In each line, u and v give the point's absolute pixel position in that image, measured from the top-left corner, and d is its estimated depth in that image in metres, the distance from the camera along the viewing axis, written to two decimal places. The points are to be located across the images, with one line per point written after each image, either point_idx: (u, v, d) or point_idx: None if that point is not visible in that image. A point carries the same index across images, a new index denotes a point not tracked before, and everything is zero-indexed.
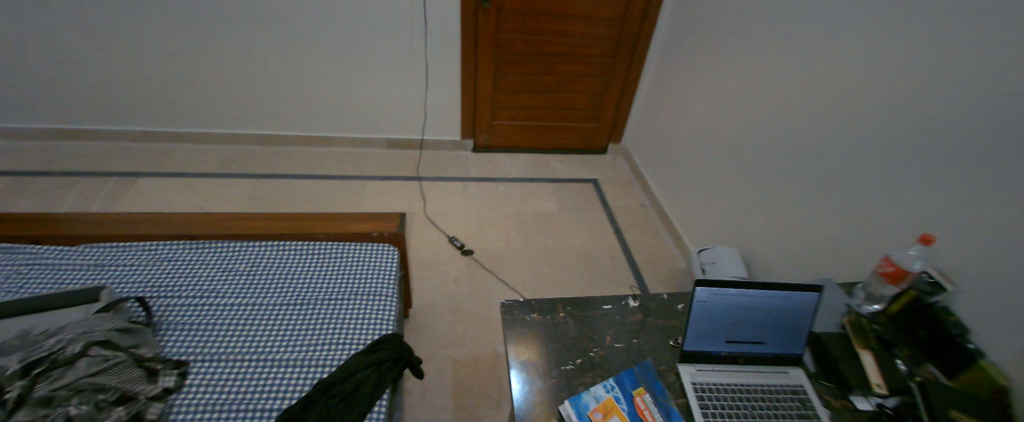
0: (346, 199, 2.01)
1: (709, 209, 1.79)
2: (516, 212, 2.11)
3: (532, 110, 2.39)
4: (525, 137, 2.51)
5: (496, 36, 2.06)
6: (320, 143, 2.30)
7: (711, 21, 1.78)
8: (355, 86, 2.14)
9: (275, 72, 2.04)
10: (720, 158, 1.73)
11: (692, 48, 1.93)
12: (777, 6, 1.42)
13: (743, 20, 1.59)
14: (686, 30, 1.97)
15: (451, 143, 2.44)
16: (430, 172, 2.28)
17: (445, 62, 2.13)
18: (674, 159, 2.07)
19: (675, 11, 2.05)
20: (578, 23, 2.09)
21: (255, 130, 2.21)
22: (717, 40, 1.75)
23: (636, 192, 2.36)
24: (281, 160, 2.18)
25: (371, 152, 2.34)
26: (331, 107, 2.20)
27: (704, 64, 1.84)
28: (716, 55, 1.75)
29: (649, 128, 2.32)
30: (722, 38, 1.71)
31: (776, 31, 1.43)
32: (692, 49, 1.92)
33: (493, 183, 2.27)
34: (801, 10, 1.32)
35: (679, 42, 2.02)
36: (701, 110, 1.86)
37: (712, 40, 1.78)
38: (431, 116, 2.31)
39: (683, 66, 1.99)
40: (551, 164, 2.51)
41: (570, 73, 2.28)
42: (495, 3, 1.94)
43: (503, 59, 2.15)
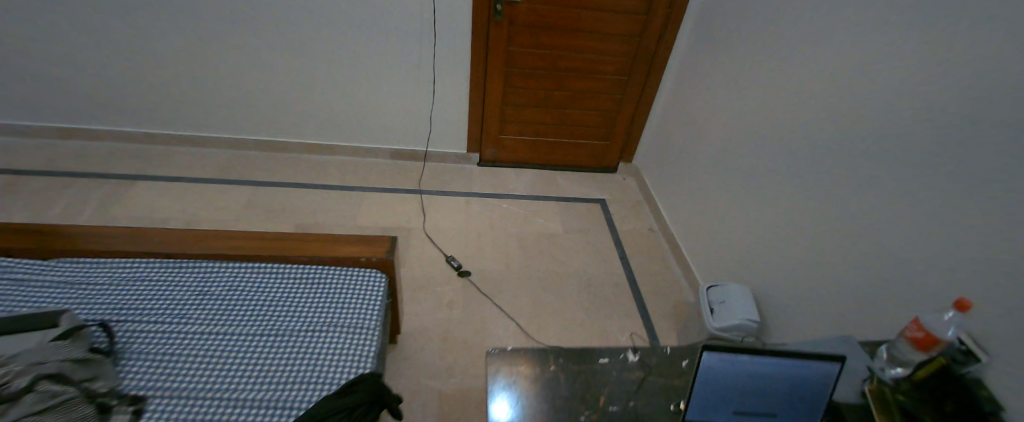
0: (343, 211, 1.95)
1: (721, 241, 1.69)
2: (518, 232, 2.02)
3: (540, 125, 2.32)
4: (532, 153, 2.43)
5: (507, 49, 2.00)
6: (323, 151, 2.25)
7: (730, 43, 1.70)
8: (360, 94, 2.09)
9: (279, 77, 2.00)
10: (735, 188, 1.63)
11: (709, 69, 1.84)
12: (800, 31, 1.33)
13: (764, 44, 1.50)
14: (704, 51, 1.88)
15: (456, 155, 2.37)
16: (433, 185, 2.21)
17: (452, 73, 2.07)
18: (687, 184, 1.97)
19: (694, 30, 1.96)
20: (592, 39, 2.01)
21: (257, 136, 2.17)
22: (735, 63, 1.66)
23: (645, 216, 2.27)
24: (281, 168, 2.13)
25: (374, 163, 2.29)
26: (335, 115, 2.15)
27: (720, 87, 1.75)
28: (734, 79, 1.66)
29: (662, 149, 2.22)
30: (741, 62, 1.62)
31: (798, 57, 1.34)
32: (709, 70, 1.83)
33: (497, 199, 2.20)
34: (825, 37, 1.23)
35: (696, 63, 1.93)
36: (716, 136, 1.76)
37: (731, 62, 1.69)
38: (436, 127, 2.25)
39: (699, 87, 1.90)
40: (558, 182, 2.42)
41: (582, 90, 2.20)
42: (507, 15, 1.88)
43: (513, 73, 2.09)
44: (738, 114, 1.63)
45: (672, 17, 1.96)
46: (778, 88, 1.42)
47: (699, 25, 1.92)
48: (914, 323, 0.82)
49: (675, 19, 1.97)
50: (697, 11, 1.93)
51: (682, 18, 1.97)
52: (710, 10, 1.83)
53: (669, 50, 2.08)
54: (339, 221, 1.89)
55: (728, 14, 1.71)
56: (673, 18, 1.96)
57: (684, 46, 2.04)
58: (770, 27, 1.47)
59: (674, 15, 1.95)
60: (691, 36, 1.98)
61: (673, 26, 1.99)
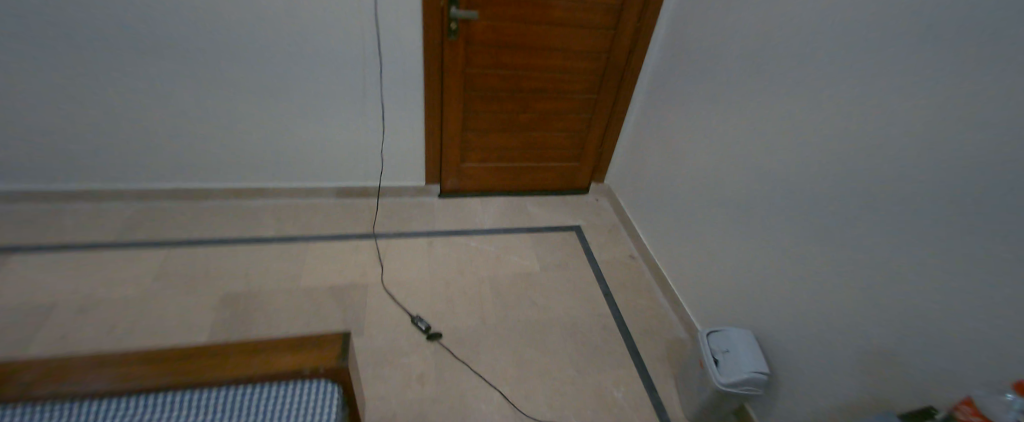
0: (285, 269, 1.65)
1: (714, 273, 1.58)
2: (492, 275, 1.81)
3: (505, 151, 2.12)
4: (498, 179, 2.23)
5: (465, 72, 1.78)
6: (255, 195, 1.92)
7: (708, 61, 1.58)
8: (296, 128, 1.79)
9: (192, 113, 1.65)
10: (726, 218, 1.52)
11: (685, 89, 1.72)
12: (792, 54, 1.22)
13: (748, 66, 1.39)
14: (678, 68, 1.76)
15: (414, 188, 2.12)
16: (390, 226, 1.95)
17: (404, 100, 1.82)
18: (669, 210, 1.85)
19: (665, 45, 1.83)
20: (559, 57, 1.84)
21: (170, 183, 1.80)
22: (715, 85, 1.54)
23: (623, 241, 2.13)
24: (203, 220, 1.78)
25: (319, 204, 1.98)
26: (266, 153, 1.83)
27: (700, 108, 1.63)
28: (715, 101, 1.55)
29: (637, 170, 2.10)
30: (722, 84, 1.51)
31: (791, 84, 1.23)
32: (685, 90, 1.72)
33: (464, 237, 1.97)
34: (823, 65, 1.13)
35: (670, 81, 1.81)
36: (699, 161, 1.64)
37: (710, 83, 1.57)
38: (390, 159, 1.99)
39: (675, 108, 1.79)
40: (529, 209, 2.24)
41: (550, 111, 2.02)
42: (462, 35, 1.66)
43: (474, 97, 1.88)
44: (724, 138, 1.51)
45: (642, 32, 1.83)
46: (769, 114, 1.31)
47: (669, 40, 1.80)
48: (969, 406, 0.79)
49: (644, 33, 1.83)
50: (667, 26, 1.80)
51: (651, 32, 1.84)
52: (681, 25, 1.71)
53: (639, 67, 1.95)
54: (280, 284, 1.59)
55: (703, 31, 1.59)
56: (643, 33, 1.83)
57: (654, 62, 1.91)
58: (754, 47, 1.36)
59: (643, 29, 1.82)
60: (662, 51, 1.86)
61: (643, 41, 1.86)
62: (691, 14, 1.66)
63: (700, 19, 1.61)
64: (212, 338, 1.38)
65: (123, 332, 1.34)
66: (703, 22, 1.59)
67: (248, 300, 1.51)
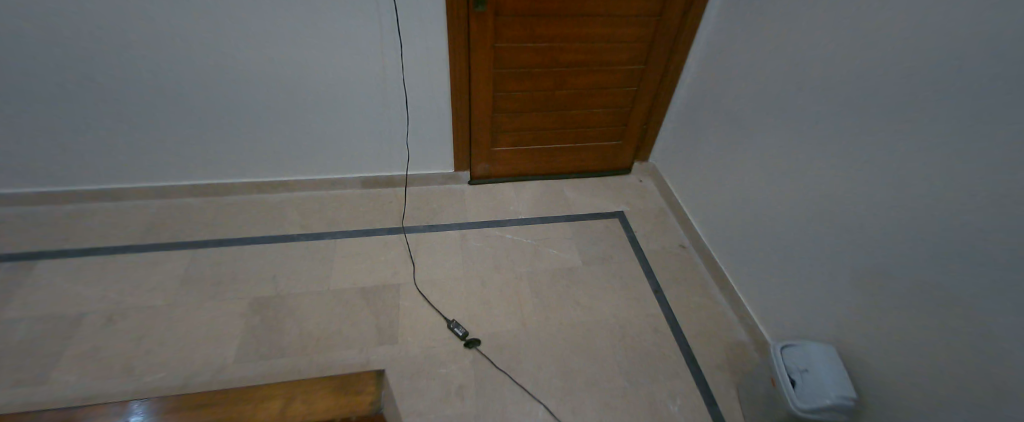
0: (312, 271, 1.55)
1: (784, 274, 1.38)
2: (530, 271, 1.67)
3: (541, 131, 1.92)
4: (533, 163, 2.04)
5: (494, 46, 1.56)
6: (276, 188, 1.81)
7: (781, 22, 1.29)
8: (312, 116, 1.64)
9: (202, 106, 1.53)
10: (799, 213, 1.29)
11: (748, 58, 1.45)
12: (905, 14, 0.95)
13: (837, 31, 1.11)
14: (742, 31, 1.47)
15: (442, 175, 1.96)
16: (419, 219, 1.82)
17: (427, 81, 1.63)
18: (728, 197, 1.63)
19: (727, 3, 1.53)
20: (602, 23, 1.58)
21: (188, 179, 1.71)
22: (788, 52, 1.27)
23: (672, 229, 1.94)
24: (225, 218, 1.69)
25: (343, 196, 1.86)
26: (285, 145, 1.70)
27: (767, 80, 1.37)
28: (788, 72, 1.28)
29: (690, 149, 1.86)
30: (798, 50, 1.24)
31: (901, 54, 0.97)
32: (749, 59, 1.45)
33: (497, 228, 1.83)
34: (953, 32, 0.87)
35: (731, 48, 1.54)
36: (767, 143, 1.40)
37: (781, 49, 1.30)
38: (414, 146, 1.82)
39: (737, 78, 1.52)
40: (566, 194, 2.05)
41: (591, 86, 1.79)
42: (491, 4, 1.43)
43: (505, 74, 1.66)
44: (799, 118, 1.26)
45: None
46: (865, 90, 1.05)
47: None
48: None
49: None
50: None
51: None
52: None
53: (694, 29, 1.65)
54: (307, 287, 1.50)
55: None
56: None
57: (713, 23, 1.61)
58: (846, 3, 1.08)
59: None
60: (723, 10, 1.55)
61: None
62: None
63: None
64: (242, 350, 1.32)
65: (154, 345, 1.29)
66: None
67: (275, 306, 1.43)
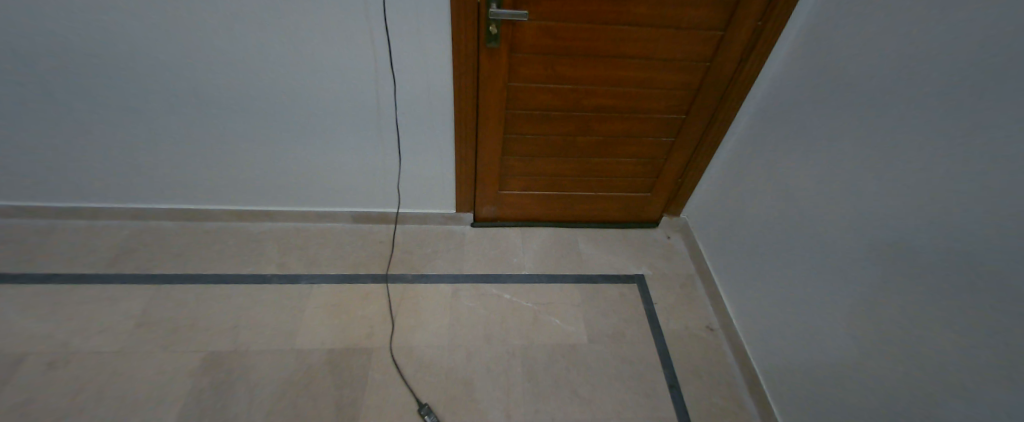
0: (279, 322, 1.38)
1: (839, 407, 1.10)
2: (526, 345, 1.44)
3: (557, 178, 1.68)
4: (546, 208, 1.81)
5: (507, 85, 1.33)
6: (260, 217, 1.66)
7: (872, 97, 1.01)
8: (298, 146, 1.47)
9: (179, 130, 1.38)
10: (872, 341, 1.01)
11: (818, 129, 1.17)
12: None
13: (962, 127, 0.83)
14: (814, 92, 1.18)
15: (442, 216, 1.75)
16: (410, 266, 1.62)
17: (429, 118, 1.42)
18: (775, 288, 1.34)
19: (795, 53, 1.24)
20: (638, 67, 1.32)
21: (167, 202, 1.58)
22: (878, 133, 0.99)
23: (700, 304, 1.66)
24: (200, 249, 1.55)
25: (331, 231, 1.69)
26: (270, 173, 1.54)
27: (845, 164, 1.08)
28: (875, 160, 1.00)
29: (733, 218, 1.57)
30: (893, 135, 0.95)
31: None
32: (820, 129, 1.16)
33: (496, 286, 1.61)
34: None
35: (795, 110, 1.25)
36: (837, 242, 1.11)
37: (868, 129, 1.01)
38: (412, 184, 1.63)
39: (803, 151, 1.23)
40: (581, 248, 1.80)
41: (620, 133, 1.53)
42: (506, 40, 1.20)
43: (519, 116, 1.43)
44: (887, 225, 0.97)
45: (766, 31, 1.24)
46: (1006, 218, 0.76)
47: (806, 47, 1.21)
48: None
49: (771, 34, 1.25)
50: (803, 23, 1.21)
51: (779, 34, 1.25)
52: (830, 27, 1.12)
53: (751, 79, 1.37)
54: (271, 342, 1.33)
55: (869, 44, 1.01)
56: (767, 32, 1.25)
57: (775, 74, 1.32)
58: (991, 91, 0.79)
59: (770, 29, 1.24)
60: (789, 63, 1.27)
61: (765, 44, 1.27)
62: (850, 15, 1.06)
63: (864, 22, 1.02)
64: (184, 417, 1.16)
65: (90, 402, 1.16)
66: (872, 29, 1.00)
67: (232, 364, 1.27)
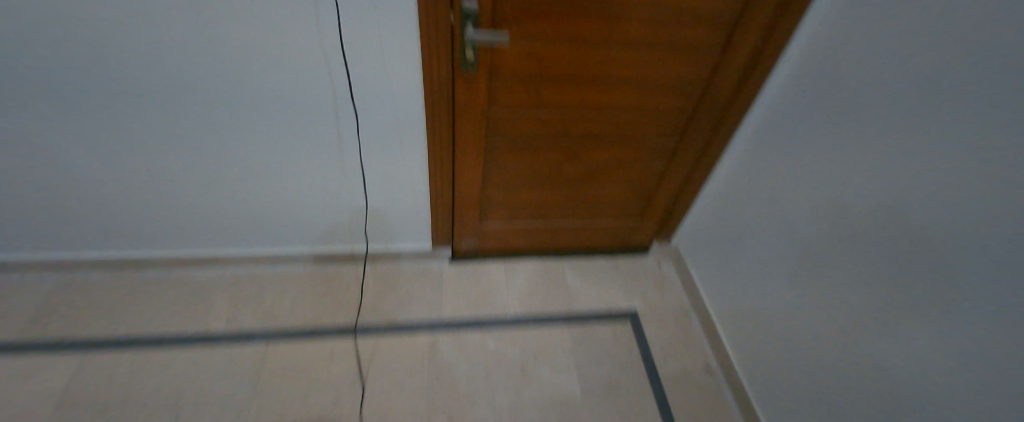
0: (229, 394, 1.20)
1: None
2: (513, 402, 1.30)
3: (542, 208, 1.53)
4: (530, 240, 1.66)
5: (486, 114, 1.18)
6: (205, 264, 1.45)
7: (886, 128, 0.88)
8: (244, 185, 1.28)
9: (100, 172, 1.18)
10: (900, 403, 0.90)
11: (816, 161, 1.07)
12: None
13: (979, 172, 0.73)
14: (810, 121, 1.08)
15: (415, 253, 1.59)
16: (380, 313, 1.45)
17: (397, 149, 1.26)
18: (781, 330, 1.23)
19: (787, 77, 1.14)
20: (631, 90, 1.19)
21: (92, 252, 1.36)
22: (885, 172, 0.88)
23: (697, 341, 1.54)
24: (134, 305, 1.34)
25: (289, 275, 1.50)
26: (213, 216, 1.35)
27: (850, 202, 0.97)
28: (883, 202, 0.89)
29: (730, 249, 1.45)
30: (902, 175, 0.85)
31: None
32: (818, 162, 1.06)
33: (478, 332, 1.45)
34: None
35: (790, 139, 1.15)
36: (851, 288, 1.00)
37: (872, 166, 0.91)
38: (379, 221, 1.46)
39: (799, 184, 1.12)
40: (569, 282, 1.66)
41: (609, 160, 1.40)
42: (484, 65, 1.04)
43: (499, 145, 1.28)
44: (910, 274, 0.86)
45: (767, 51, 1.12)
46: None
47: (807, 70, 1.08)
48: None
49: (772, 54, 1.13)
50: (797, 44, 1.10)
51: (781, 56, 1.14)
52: (836, 48, 1.00)
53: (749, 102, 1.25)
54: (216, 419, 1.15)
55: (881, 68, 0.89)
56: (769, 52, 1.13)
57: (775, 98, 1.20)
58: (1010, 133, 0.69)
59: (771, 49, 1.12)
60: (789, 85, 1.15)
61: (766, 65, 1.15)
62: (859, 35, 0.94)
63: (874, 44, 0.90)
64: None
65: None
66: (884, 53, 0.88)
67: None
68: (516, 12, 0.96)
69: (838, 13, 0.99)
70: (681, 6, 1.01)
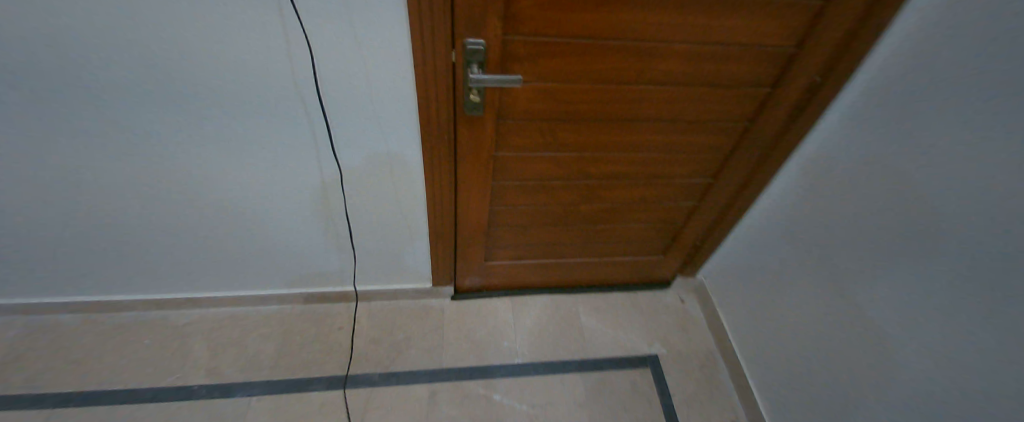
0: None
1: None
2: None
3: (553, 246, 1.39)
4: (540, 276, 1.52)
5: (495, 156, 1.03)
6: (186, 305, 1.34)
7: (976, 200, 0.73)
8: (222, 228, 1.16)
9: (60, 217, 1.05)
10: None
11: (879, 225, 0.90)
12: None
13: None
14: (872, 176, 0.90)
15: (416, 291, 1.46)
16: (376, 360, 1.33)
17: (391, 192, 1.11)
18: (823, 403, 1.09)
19: (846, 122, 0.95)
20: (661, 130, 1.02)
21: (58, 297, 1.23)
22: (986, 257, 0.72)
23: (723, 391, 1.40)
24: (107, 354, 1.23)
25: (278, 317, 1.38)
26: (194, 260, 1.22)
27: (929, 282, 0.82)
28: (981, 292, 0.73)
29: (763, 299, 1.30)
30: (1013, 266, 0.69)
31: None
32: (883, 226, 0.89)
33: (483, 383, 1.33)
34: None
35: (844, 192, 0.98)
36: (921, 380, 0.85)
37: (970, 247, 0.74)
38: (375, 261, 1.33)
39: (858, 248, 0.96)
40: (582, 322, 1.52)
41: (632, 200, 1.24)
42: (492, 107, 0.89)
43: (509, 186, 1.13)
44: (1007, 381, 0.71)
45: (822, 92, 0.94)
46: None
47: (865, 116, 0.91)
48: None
49: (823, 95, 0.95)
50: (860, 84, 0.91)
51: (837, 97, 0.95)
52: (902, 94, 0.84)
53: (791, 146, 1.07)
54: None
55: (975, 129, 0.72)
56: (823, 93, 0.95)
57: (821, 142, 1.02)
58: None
59: (828, 89, 0.94)
60: (837, 131, 0.98)
61: (817, 107, 0.97)
62: (931, 83, 0.79)
63: (960, 97, 0.75)
64: None
65: None
66: (970, 109, 0.73)
67: None
68: (530, 48, 0.81)
69: (904, 56, 0.83)
70: (726, 40, 0.84)
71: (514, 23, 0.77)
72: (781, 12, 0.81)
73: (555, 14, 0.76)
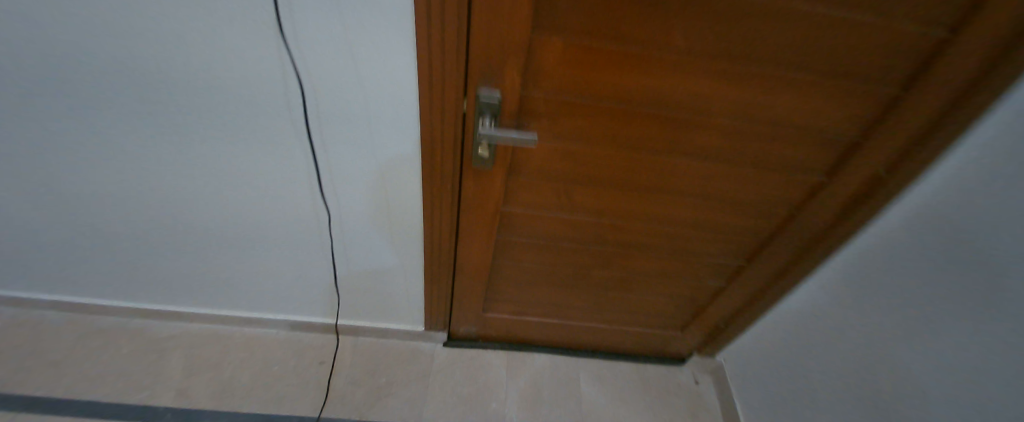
0: None
1: None
2: None
3: (558, 306, 1.27)
4: (542, 334, 1.40)
5: (503, 209, 0.94)
6: (170, 316, 1.29)
7: None
8: (210, 249, 1.10)
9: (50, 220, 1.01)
10: None
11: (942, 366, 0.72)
12: None
13: None
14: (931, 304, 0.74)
15: (407, 332, 1.37)
16: (352, 405, 1.23)
17: (388, 233, 1.04)
18: None
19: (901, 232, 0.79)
20: (690, 206, 0.91)
21: (44, 293, 1.20)
22: None
23: None
24: (82, 360, 1.19)
25: (261, 341, 1.31)
26: (182, 275, 1.17)
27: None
28: None
29: (786, 408, 1.12)
30: None
31: None
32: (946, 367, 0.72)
33: None
34: None
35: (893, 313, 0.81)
36: None
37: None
38: (367, 297, 1.25)
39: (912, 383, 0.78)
40: (581, 392, 1.38)
41: (651, 271, 1.11)
42: (504, 162, 0.81)
43: (516, 240, 1.04)
44: None
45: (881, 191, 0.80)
46: None
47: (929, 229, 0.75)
48: None
49: (882, 195, 0.80)
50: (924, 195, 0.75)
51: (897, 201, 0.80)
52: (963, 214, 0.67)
53: (836, 244, 0.92)
54: None
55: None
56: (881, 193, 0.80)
57: (869, 247, 0.86)
58: None
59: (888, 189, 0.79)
60: (890, 239, 0.82)
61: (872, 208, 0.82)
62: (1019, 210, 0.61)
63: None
64: None
65: None
66: None
67: None
68: (551, 106, 0.72)
69: (984, 169, 0.66)
70: (778, 120, 0.73)
71: (535, 77, 0.68)
72: (847, 94, 0.69)
73: (582, 73, 0.67)
